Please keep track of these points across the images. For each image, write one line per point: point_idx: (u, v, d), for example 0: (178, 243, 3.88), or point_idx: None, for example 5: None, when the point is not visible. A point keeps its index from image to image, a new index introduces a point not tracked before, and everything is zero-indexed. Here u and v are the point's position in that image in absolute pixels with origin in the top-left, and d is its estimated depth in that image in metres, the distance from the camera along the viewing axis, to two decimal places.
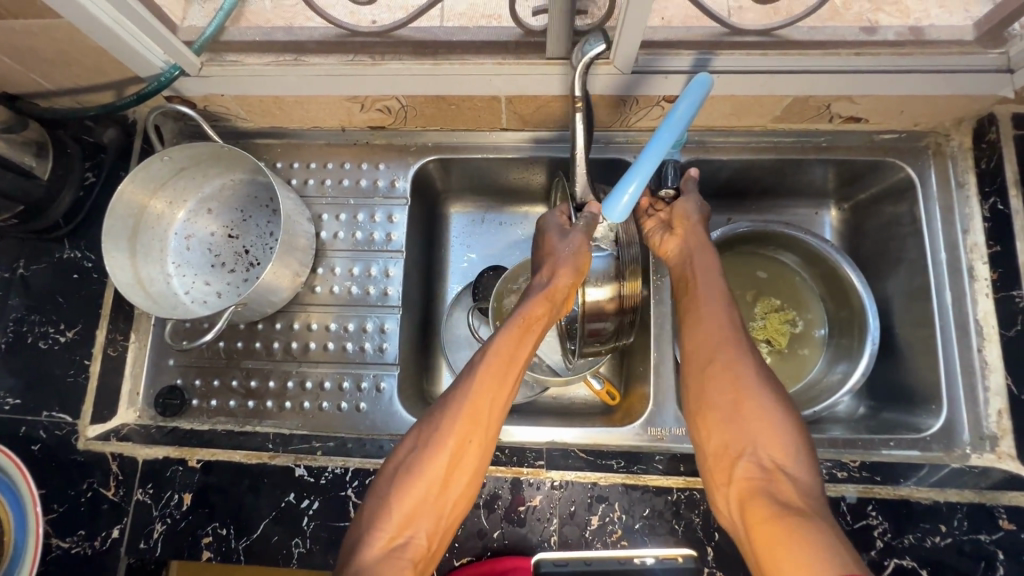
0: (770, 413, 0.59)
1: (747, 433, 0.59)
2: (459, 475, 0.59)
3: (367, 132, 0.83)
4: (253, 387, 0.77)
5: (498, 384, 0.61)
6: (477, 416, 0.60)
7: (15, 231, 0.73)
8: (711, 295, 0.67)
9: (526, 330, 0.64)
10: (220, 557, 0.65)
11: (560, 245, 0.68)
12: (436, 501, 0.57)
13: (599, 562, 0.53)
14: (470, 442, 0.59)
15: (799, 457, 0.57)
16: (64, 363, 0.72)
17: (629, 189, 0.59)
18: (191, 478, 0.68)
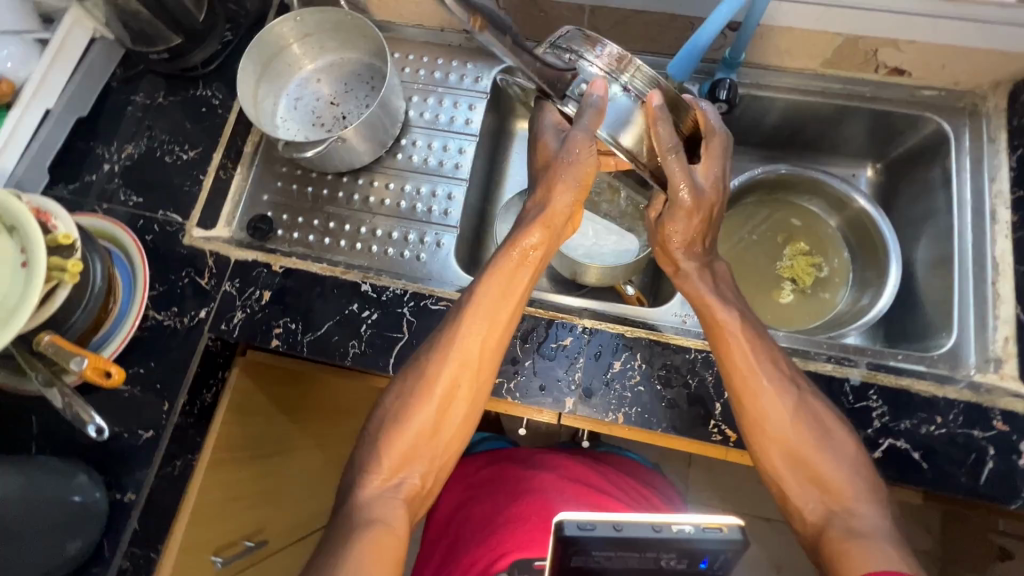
0: (821, 451, 0.61)
1: (796, 476, 0.61)
2: (450, 418, 0.65)
3: (461, 36, 0.95)
4: (331, 227, 0.87)
5: (486, 331, 0.67)
6: (464, 362, 0.66)
7: (165, 66, 0.88)
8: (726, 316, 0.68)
9: (514, 272, 0.69)
10: (286, 346, 0.75)
11: (558, 152, 0.72)
12: (428, 448, 0.64)
13: (630, 528, 0.56)
14: (457, 388, 0.66)
15: (863, 496, 0.58)
16: (183, 175, 0.85)
17: (690, 54, 0.78)
18: (273, 279, 0.78)
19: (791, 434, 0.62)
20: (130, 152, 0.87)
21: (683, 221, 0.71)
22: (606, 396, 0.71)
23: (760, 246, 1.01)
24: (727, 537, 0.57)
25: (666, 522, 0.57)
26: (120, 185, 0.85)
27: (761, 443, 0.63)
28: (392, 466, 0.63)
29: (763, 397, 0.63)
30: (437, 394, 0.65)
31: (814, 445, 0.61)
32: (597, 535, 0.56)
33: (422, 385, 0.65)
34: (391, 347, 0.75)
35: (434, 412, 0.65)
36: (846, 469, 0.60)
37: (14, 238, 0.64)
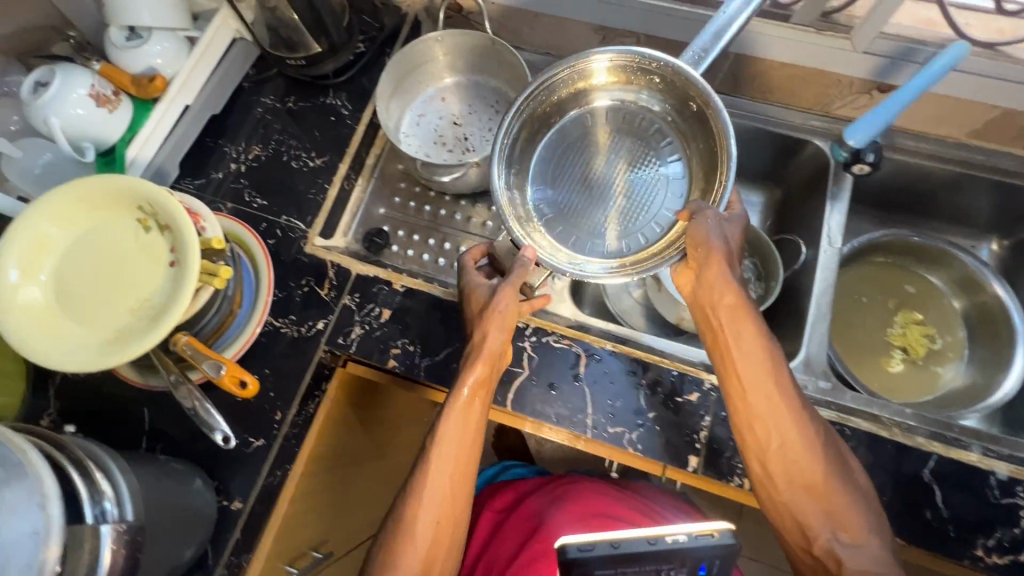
0: (834, 487, 0.61)
1: (806, 507, 0.61)
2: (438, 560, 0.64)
3: None
4: (446, 249, 0.86)
5: (452, 471, 0.65)
6: (443, 504, 0.65)
7: (299, 71, 0.88)
8: (743, 332, 0.66)
9: (472, 408, 0.67)
10: (404, 368, 0.74)
11: (489, 299, 0.70)
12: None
13: (628, 544, 0.57)
14: (440, 532, 0.64)
15: (873, 532, 0.60)
16: (308, 182, 0.85)
17: (872, 123, 0.76)
18: (393, 298, 0.78)
19: (807, 468, 0.61)
20: (257, 153, 0.87)
21: (721, 238, 0.69)
22: (732, 459, 0.69)
23: (870, 309, 0.97)
24: (718, 542, 0.58)
25: (660, 534, 0.58)
26: (246, 185, 0.85)
27: (769, 478, 0.63)
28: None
29: (785, 435, 0.62)
30: (424, 539, 0.63)
31: (829, 481, 0.61)
32: (600, 556, 0.56)
33: (400, 532, 0.64)
34: (510, 380, 0.74)
35: (421, 557, 0.63)
36: (854, 505, 0.61)
37: (167, 237, 0.64)
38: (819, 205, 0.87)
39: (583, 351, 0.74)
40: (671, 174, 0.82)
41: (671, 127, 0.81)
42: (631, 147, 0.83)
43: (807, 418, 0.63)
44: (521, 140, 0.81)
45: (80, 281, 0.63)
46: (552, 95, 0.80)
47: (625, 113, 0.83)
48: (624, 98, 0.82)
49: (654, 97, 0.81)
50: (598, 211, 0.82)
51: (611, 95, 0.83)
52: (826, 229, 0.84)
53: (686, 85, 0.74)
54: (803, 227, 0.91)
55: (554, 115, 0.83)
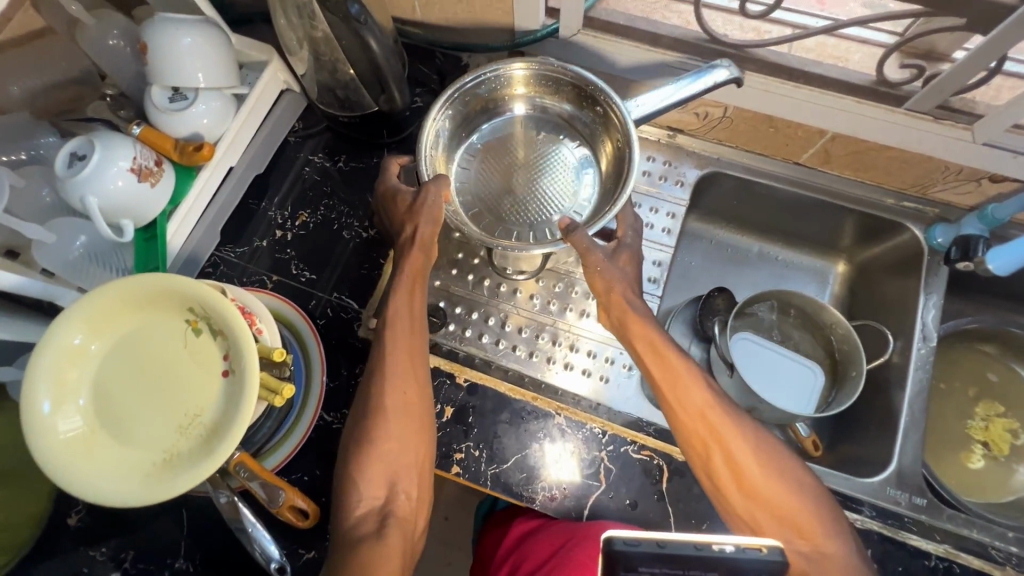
0: (774, 463, 0.62)
1: (754, 495, 0.61)
2: (414, 431, 0.63)
3: (664, 131, 0.88)
4: (506, 330, 0.78)
5: (400, 395, 0.63)
6: (402, 377, 0.63)
7: (351, 129, 0.81)
8: (666, 348, 0.66)
9: (414, 327, 0.66)
10: (468, 476, 0.68)
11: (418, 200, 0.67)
12: (400, 473, 0.62)
13: (674, 545, 0.50)
14: (406, 411, 0.63)
15: (825, 523, 0.60)
16: (361, 256, 0.78)
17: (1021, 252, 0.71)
18: (456, 394, 0.72)
19: (750, 472, 0.61)
20: (305, 219, 0.80)
21: (619, 272, 0.69)
22: None
23: (948, 397, 0.92)
24: (767, 558, 0.51)
25: (708, 541, 0.51)
26: (292, 256, 0.78)
27: (720, 460, 0.62)
28: (373, 492, 0.61)
29: (709, 417, 0.63)
30: (389, 425, 0.62)
31: (771, 459, 0.62)
32: (643, 552, 0.49)
33: (372, 416, 0.62)
34: (585, 495, 0.67)
35: (396, 438, 0.62)
36: (797, 492, 0.61)
37: (219, 343, 0.57)
38: (911, 293, 0.82)
39: (666, 464, 0.69)
40: (583, 187, 0.75)
41: (593, 145, 0.76)
42: (547, 158, 0.76)
43: (730, 413, 0.63)
44: (442, 130, 0.73)
45: (122, 397, 0.56)
46: (483, 88, 0.73)
47: (546, 124, 0.77)
48: (546, 106, 0.76)
49: (575, 110, 0.75)
50: (503, 212, 0.74)
51: (532, 102, 0.76)
52: (921, 326, 0.79)
53: (608, 104, 0.69)
54: (890, 314, 0.84)
55: (478, 115, 0.76)
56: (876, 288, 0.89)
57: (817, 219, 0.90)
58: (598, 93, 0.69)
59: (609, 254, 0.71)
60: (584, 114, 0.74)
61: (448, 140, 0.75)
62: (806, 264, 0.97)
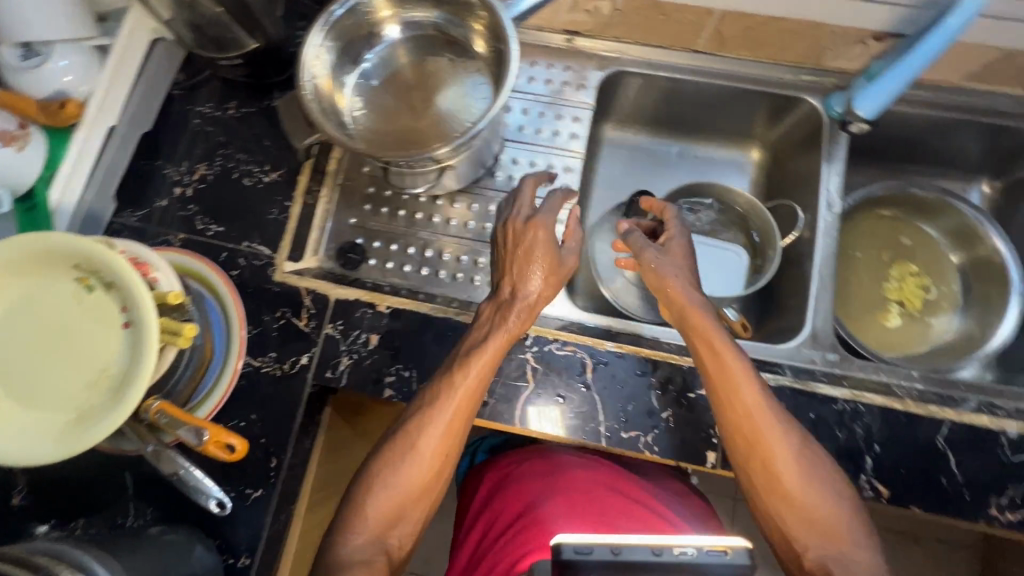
0: (817, 480, 0.61)
1: (790, 504, 0.60)
2: (437, 484, 0.64)
3: (561, 37, 0.86)
4: (428, 257, 0.81)
5: (445, 433, 0.63)
6: (448, 438, 0.63)
7: (234, 72, 0.78)
8: (727, 352, 0.63)
9: (477, 378, 0.64)
10: (400, 397, 0.70)
11: (541, 217, 0.69)
12: (408, 517, 0.63)
13: (630, 551, 0.45)
14: (439, 464, 0.64)
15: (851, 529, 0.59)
16: (266, 202, 0.76)
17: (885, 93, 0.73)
18: (380, 321, 0.72)
19: (790, 484, 0.60)
20: (202, 173, 0.78)
21: (674, 266, 0.69)
22: None
23: (864, 264, 0.96)
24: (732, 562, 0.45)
25: (667, 543, 0.45)
26: (195, 211, 0.76)
27: (758, 461, 0.61)
28: (378, 524, 0.62)
29: (750, 414, 0.61)
30: (415, 472, 0.63)
31: (812, 471, 0.61)
32: (595, 561, 0.44)
33: (409, 449, 0.63)
34: (515, 397, 0.69)
35: (424, 470, 0.63)
36: (834, 505, 0.60)
37: (115, 297, 0.56)
38: (815, 166, 0.84)
39: (589, 356, 0.70)
40: (477, 95, 0.73)
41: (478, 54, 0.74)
42: (433, 74, 0.74)
43: (778, 421, 0.62)
44: (324, 61, 0.70)
45: (26, 361, 0.55)
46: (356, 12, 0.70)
47: (424, 41, 0.75)
48: (418, 22, 0.74)
49: (451, 22, 0.73)
50: (408, 138, 0.72)
51: (405, 20, 0.74)
52: (826, 194, 0.81)
53: (482, 2, 0.68)
54: (799, 191, 0.87)
55: (361, 43, 0.73)
56: (788, 170, 0.91)
57: (724, 108, 0.91)
58: None
59: (662, 249, 0.72)
60: (460, 22, 0.72)
61: (333, 71, 0.71)
62: (721, 156, 0.98)
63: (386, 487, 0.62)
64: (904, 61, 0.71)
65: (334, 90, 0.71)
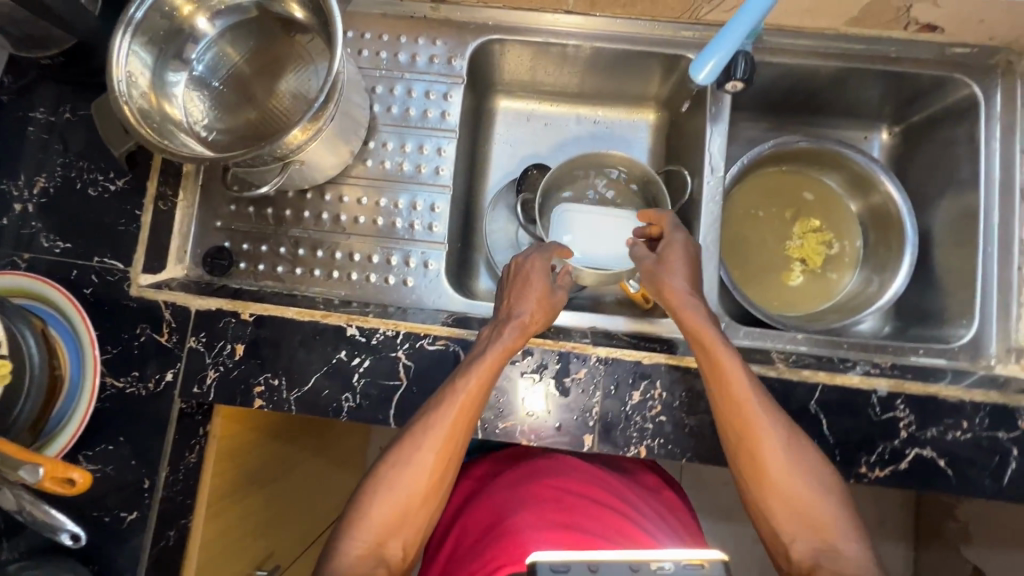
0: (814, 477, 0.58)
1: (782, 500, 0.58)
2: (436, 496, 0.62)
3: (425, 5, 0.79)
4: (301, 255, 0.77)
5: (444, 442, 0.61)
6: (446, 444, 0.61)
7: (63, 72, 0.71)
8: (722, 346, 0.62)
9: (471, 396, 0.62)
10: (272, 406, 0.68)
11: (532, 267, 0.70)
12: (408, 530, 0.60)
13: (607, 568, 0.41)
14: (439, 478, 0.61)
15: (842, 526, 0.57)
16: (114, 212, 0.71)
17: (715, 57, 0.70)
18: (244, 330, 0.69)
19: (783, 477, 0.58)
20: (43, 185, 0.72)
21: (673, 276, 0.68)
22: (626, 430, 0.67)
23: (767, 224, 0.94)
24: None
25: (643, 558, 0.41)
26: (39, 228, 0.71)
27: (751, 454, 0.59)
28: (377, 538, 0.59)
29: (745, 401, 0.60)
30: (416, 485, 0.60)
31: (807, 464, 0.59)
32: None
33: (404, 456, 0.61)
34: (388, 396, 0.68)
35: (420, 478, 0.61)
36: (828, 504, 0.57)
37: None
38: (700, 129, 0.80)
39: (462, 350, 0.68)
40: (319, 76, 0.69)
41: (312, 31, 0.68)
42: (265, 56, 0.68)
43: (773, 416, 0.60)
44: (142, 72, 0.61)
45: None
46: (157, 14, 0.61)
47: (245, 24, 0.67)
48: (227, 7, 0.65)
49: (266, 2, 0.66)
50: (265, 132, 0.68)
51: (211, 12, 0.65)
52: (709, 159, 0.78)
53: None
54: (690, 156, 0.84)
55: (175, 39, 0.64)
56: (683, 135, 0.87)
57: (611, 69, 0.86)
58: None
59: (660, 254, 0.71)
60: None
61: (156, 80, 0.63)
62: (617, 121, 0.94)
63: (386, 496, 0.60)
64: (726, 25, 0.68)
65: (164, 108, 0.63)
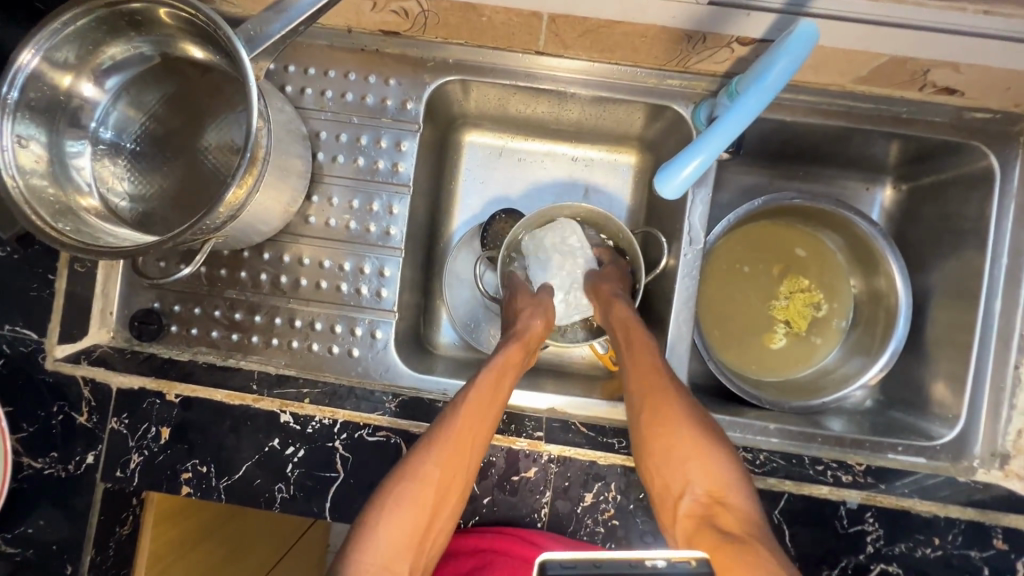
0: (709, 443, 0.60)
1: (686, 462, 0.58)
2: (441, 516, 0.58)
3: (377, 38, 0.69)
4: (238, 319, 0.71)
5: (456, 452, 0.59)
6: (455, 461, 0.59)
7: None
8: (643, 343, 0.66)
9: (485, 403, 0.62)
10: (200, 494, 0.63)
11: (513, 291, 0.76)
12: (420, 546, 0.57)
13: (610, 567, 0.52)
14: (447, 492, 0.59)
15: (739, 488, 0.57)
16: (25, 276, 0.64)
17: (694, 161, 0.53)
18: (170, 412, 0.64)
19: (681, 438, 0.59)
20: None
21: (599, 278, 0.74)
22: (577, 533, 0.63)
23: (752, 281, 0.87)
24: None
25: None
26: None
27: (656, 435, 0.60)
28: (386, 559, 0.55)
29: (644, 368, 0.64)
30: (427, 500, 0.57)
31: (702, 429, 0.60)
32: None
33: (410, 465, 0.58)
34: (324, 489, 0.63)
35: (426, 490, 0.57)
36: (725, 468, 0.58)
37: None
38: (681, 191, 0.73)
39: (405, 442, 0.64)
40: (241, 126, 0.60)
41: (231, 76, 0.59)
42: (184, 111, 0.60)
43: (685, 401, 0.62)
44: (36, 150, 0.53)
45: None
46: (39, 85, 0.52)
47: (152, 73, 0.58)
48: (125, 59, 0.56)
49: (164, 47, 0.56)
50: (195, 194, 0.61)
51: (104, 69, 0.56)
52: (688, 229, 0.71)
53: (193, 21, 0.51)
54: (669, 216, 0.76)
55: (71, 100, 0.55)
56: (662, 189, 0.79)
57: (589, 112, 0.77)
58: (163, 9, 0.51)
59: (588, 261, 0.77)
60: (182, 43, 0.55)
61: (54, 156, 0.55)
62: (596, 161, 0.85)
63: (393, 507, 0.56)
64: (715, 121, 0.52)
65: (68, 189, 0.56)
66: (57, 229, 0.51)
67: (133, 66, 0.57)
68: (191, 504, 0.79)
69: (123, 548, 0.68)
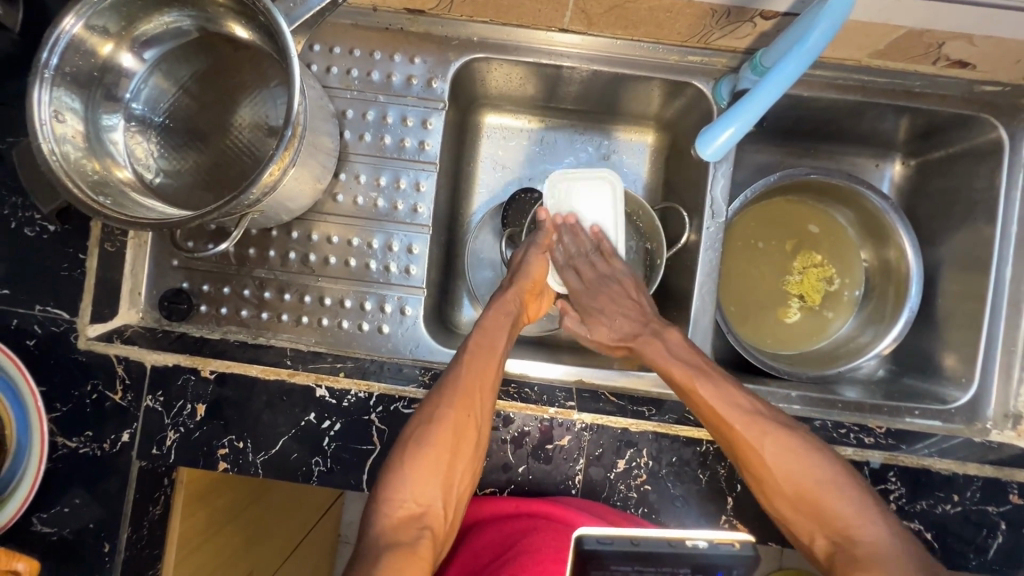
0: (819, 479, 0.60)
1: (805, 501, 0.60)
2: (461, 458, 0.61)
3: (402, 16, 0.70)
4: (267, 298, 0.72)
5: (463, 395, 0.62)
6: (467, 402, 0.62)
7: None
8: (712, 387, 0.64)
9: (484, 350, 0.66)
10: (237, 469, 0.63)
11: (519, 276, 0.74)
12: (446, 485, 0.61)
13: (648, 542, 0.53)
14: (463, 435, 0.61)
15: (871, 518, 0.58)
16: (56, 255, 0.64)
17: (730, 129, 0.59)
18: (205, 388, 0.64)
19: (784, 482, 0.60)
20: None
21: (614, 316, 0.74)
22: (611, 497, 0.64)
23: (766, 257, 0.89)
24: (738, 551, 0.54)
25: (680, 537, 0.54)
26: None
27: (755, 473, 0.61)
28: (416, 497, 0.60)
29: (715, 411, 0.63)
30: (445, 440, 0.61)
31: (809, 464, 0.60)
32: (615, 550, 0.52)
33: (429, 419, 0.62)
34: (360, 462, 0.63)
35: (442, 436, 0.61)
36: (852, 500, 0.59)
37: None
38: (702, 165, 0.74)
39: None
40: (275, 103, 0.61)
41: (267, 53, 0.59)
42: (216, 86, 0.61)
43: (778, 441, 0.61)
44: (74, 121, 0.53)
45: None
46: (80, 56, 0.52)
47: (187, 49, 0.59)
48: (160, 33, 0.57)
49: (200, 20, 0.57)
50: (228, 172, 0.61)
51: (141, 41, 0.56)
52: (712, 202, 0.73)
53: None
54: (688, 192, 0.78)
55: (107, 74, 0.56)
56: (680, 166, 0.81)
57: (608, 91, 0.78)
58: None
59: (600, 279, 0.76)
60: (222, 19, 0.57)
61: (90, 129, 0.55)
62: (611, 140, 0.85)
63: (414, 456, 0.60)
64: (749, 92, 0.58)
65: (101, 160, 0.56)
66: (96, 201, 0.51)
67: (166, 39, 0.58)
68: (222, 480, 0.79)
69: (157, 527, 0.68)
